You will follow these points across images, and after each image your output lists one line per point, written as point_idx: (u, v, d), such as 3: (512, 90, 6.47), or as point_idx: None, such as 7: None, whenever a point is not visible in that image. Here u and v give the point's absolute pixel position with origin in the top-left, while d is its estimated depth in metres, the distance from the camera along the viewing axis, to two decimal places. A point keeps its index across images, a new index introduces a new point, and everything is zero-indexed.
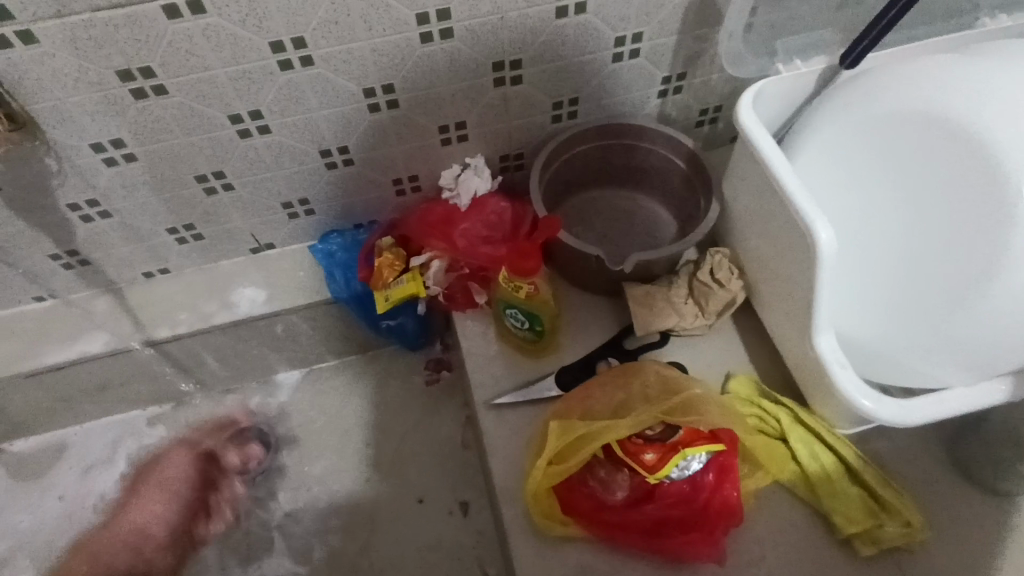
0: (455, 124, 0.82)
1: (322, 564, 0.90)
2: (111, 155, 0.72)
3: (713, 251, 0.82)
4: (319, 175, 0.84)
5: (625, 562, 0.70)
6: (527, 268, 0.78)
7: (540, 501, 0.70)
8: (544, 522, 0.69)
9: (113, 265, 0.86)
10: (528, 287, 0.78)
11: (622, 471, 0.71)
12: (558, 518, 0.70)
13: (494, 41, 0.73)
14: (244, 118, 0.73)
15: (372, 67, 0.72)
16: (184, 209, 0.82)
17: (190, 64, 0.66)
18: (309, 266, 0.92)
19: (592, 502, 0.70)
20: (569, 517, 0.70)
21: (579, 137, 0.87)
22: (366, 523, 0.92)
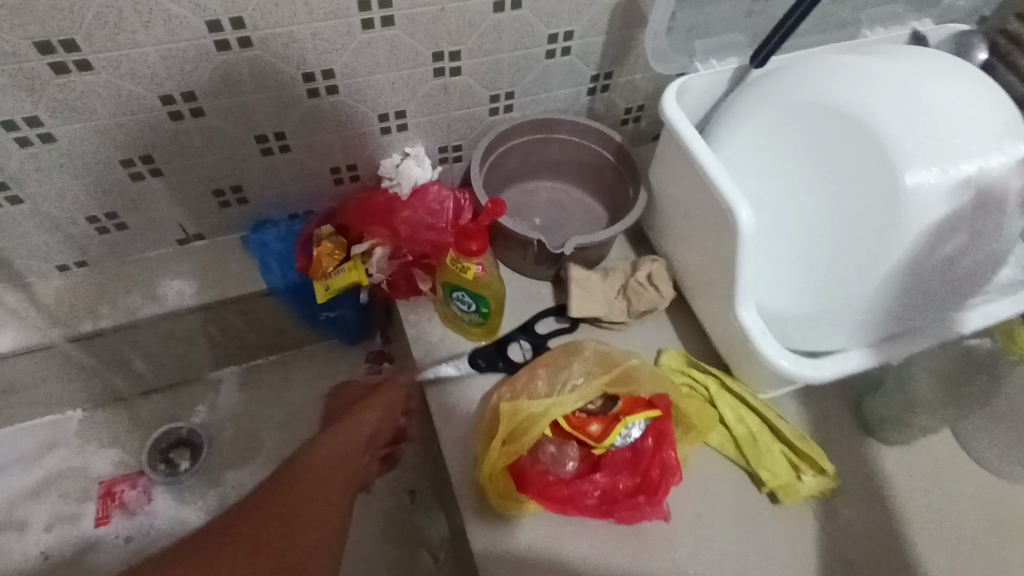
0: (395, 113, 0.83)
1: None
2: (24, 135, 0.68)
3: (650, 256, 0.88)
4: (255, 162, 0.82)
5: (578, 529, 0.73)
6: (473, 250, 0.74)
7: (496, 482, 0.71)
8: (500, 502, 0.70)
9: (22, 256, 0.80)
10: (475, 269, 0.76)
11: (571, 444, 0.74)
12: (515, 497, 0.71)
13: (434, 32, 0.75)
14: (176, 100, 0.71)
15: (312, 52, 0.72)
16: (106, 197, 0.78)
17: (117, 40, 0.63)
18: (242, 257, 0.89)
19: (545, 476, 0.71)
20: (525, 494, 0.71)
21: (515, 129, 0.91)
22: None
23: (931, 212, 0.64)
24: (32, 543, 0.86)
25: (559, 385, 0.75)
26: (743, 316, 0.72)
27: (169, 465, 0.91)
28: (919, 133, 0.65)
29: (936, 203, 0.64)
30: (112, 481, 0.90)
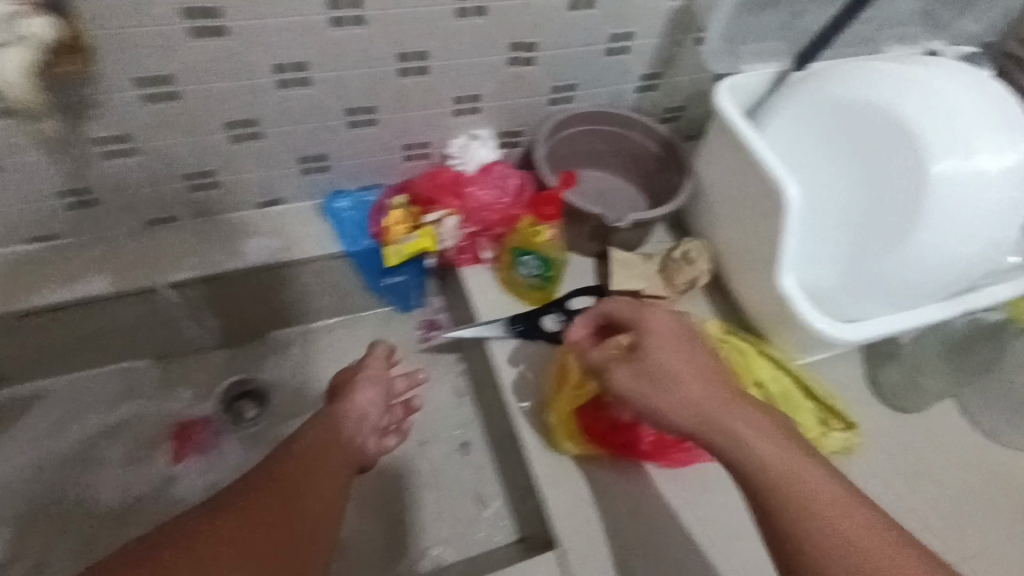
0: (470, 96, 0.92)
1: None
2: (152, 93, 0.76)
3: (685, 240, 0.96)
4: (341, 133, 0.90)
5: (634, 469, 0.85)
6: (548, 215, 0.94)
7: (565, 423, 0.83)
8: (568, 440, 0.83)
9: (126, 207, 0.89)
10: (548, 233, 0.94)
11: None
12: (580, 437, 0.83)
13: (515, 24, 0.84)
14: (286, 69, 0.78)
15: (410, 34, 0.80)
16: (207, 156, 0.86)
17: (249, 11, 0.71)
18: (317, 223, 0.98)
19: (607, 422, 0.84)
20: (590, 436, 0.83)
21: (570, 119, 1.00)
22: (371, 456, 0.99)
23: (953, 193, 0.74)
24: (112, 475, 0.93)
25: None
26: (781, 284, 0.81)
27: (240, 412, 0.99)
28: (943, 125, 0.75)
29: (956, 185, 0.74)
30: (187, 423, 0.97)
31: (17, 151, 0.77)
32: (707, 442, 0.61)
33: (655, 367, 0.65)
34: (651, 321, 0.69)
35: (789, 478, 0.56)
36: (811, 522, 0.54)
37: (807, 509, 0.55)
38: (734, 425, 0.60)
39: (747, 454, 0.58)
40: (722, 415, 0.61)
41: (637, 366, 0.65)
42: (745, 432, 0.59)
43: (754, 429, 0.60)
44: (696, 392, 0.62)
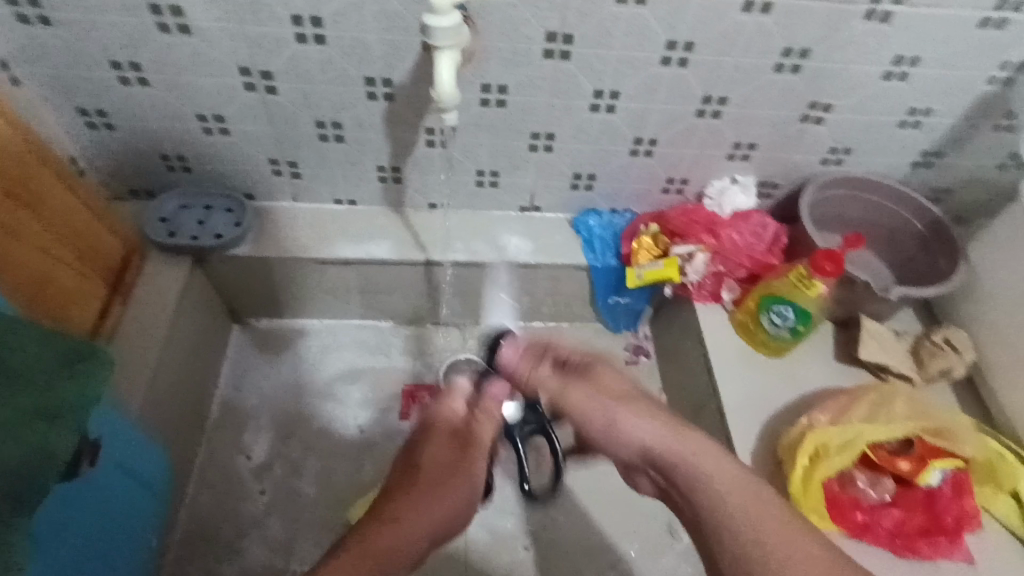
0: (749, 144, 0.96)
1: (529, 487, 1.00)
2: (489, 97, 0.87)
3: (943, 326, 0.94)
4: (621, 158, 0.98)
5: (873, 560, 0.77)
6: (827, 271, 0.84)
7: (806, 494, 0.77)
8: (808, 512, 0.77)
9: (417, 189, 1.01)
10: (819, 288, 0.86)
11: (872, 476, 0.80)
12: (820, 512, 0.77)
13: (821, 85, 0.88)
14: (605, 95, 0.88)
15: (723, 80, 0.86)
16: (502, 157, 0.96)
17: (600, 41, 0.80)
18: (567, 234, 1.06)
19: (847, 501, 0.78)
20: (830, 513, 0.77)
21: (836, 182, 1.01)
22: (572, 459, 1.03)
23: None
24: (348, 414, 1.02)
25: (874, 417, 0.81)
26: None
27: None
28: None
29: None
30: (413, 388, 1.05)
31: (367, 127, 0.90)
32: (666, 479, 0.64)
33: (595, 425, 0.71)
34: (572, 393, 0.73)
35: (737, 505, 0.57)
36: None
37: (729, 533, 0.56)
38: (698, 456, 0.62)
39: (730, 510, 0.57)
40: (684, 453, 0.63)
41: (585, 419, 0.72)
42: (675, 445, 0.64)
43: (709, 458, 0.61)
44: (672, 442, 0.64)
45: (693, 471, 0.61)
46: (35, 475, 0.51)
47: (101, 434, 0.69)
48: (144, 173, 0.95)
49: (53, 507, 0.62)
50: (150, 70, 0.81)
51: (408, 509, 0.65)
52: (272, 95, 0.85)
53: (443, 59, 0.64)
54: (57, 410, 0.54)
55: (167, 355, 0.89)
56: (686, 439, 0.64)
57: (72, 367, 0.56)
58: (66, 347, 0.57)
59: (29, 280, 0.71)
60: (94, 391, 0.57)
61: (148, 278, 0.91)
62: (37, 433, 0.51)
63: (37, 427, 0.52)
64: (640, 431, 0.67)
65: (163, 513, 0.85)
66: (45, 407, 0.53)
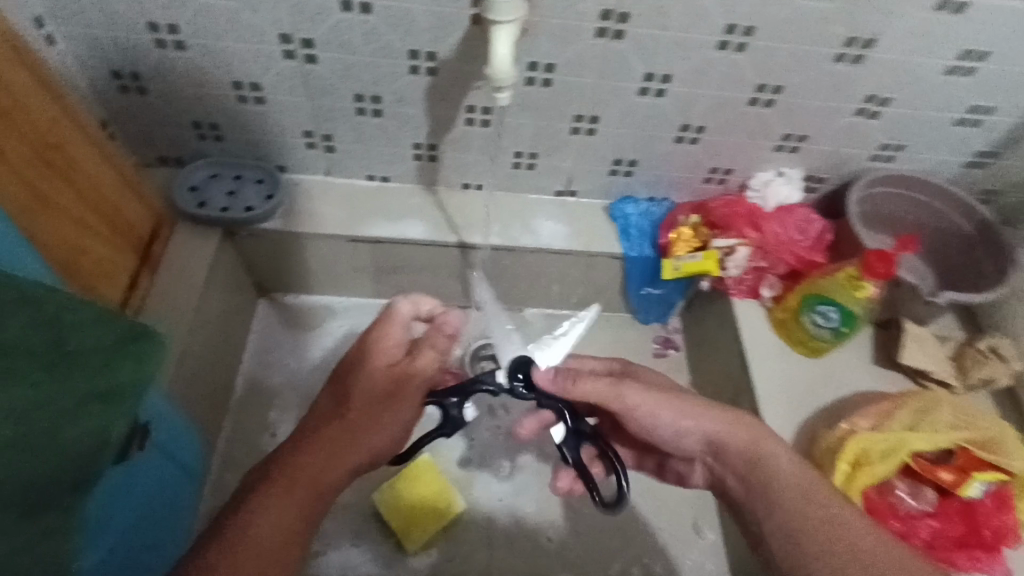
0: (798, 136, 0.93)
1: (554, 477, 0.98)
2: (535, 76, 0.84)
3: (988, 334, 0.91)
4: (664, 145, 0.95)
5: None
6: (880, 272, 0.83)
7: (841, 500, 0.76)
8: None
9: (452, 168, 0.98)
10: (868, 290, 0.85)
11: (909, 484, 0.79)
12: None
13: (881, 77, 0.84)
14: (655, 79, 0.84)
15: (779, 67, 0.83)
16: (542, 139, 0.93)
17: (656, 22, 0.77)
18: (603, 221, 1.03)
19: (882, 509, 0.77)
20: None
21: (885, 179, 0.97)
22: None
23: None
24: None
25: (915, 425, 0.79)
26: None
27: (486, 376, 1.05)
28: None
29: None
30: None
31: (407, 102, 0.87)
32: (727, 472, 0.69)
33: (659, 422, 0.69)
34: (629, 397, 0.68)
35: (800, 496, 0.63)
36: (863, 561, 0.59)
37: (795, 527, 0.62)
38: (763, 445, 0.67)
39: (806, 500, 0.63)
40: (753, 445, 0.67)
41: (652, 425, 0.69)
42: (740, 433, 0.68)
43: (777, 450, 0.67)
44: (726, 432, 0.68)
45: (764, 470, 0.66)
46: (90, 464, 0.47)
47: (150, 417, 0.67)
48: (176, 141, 0.93)
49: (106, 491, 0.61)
50: (188, 34, 0.78)
51: (344, 434, 0.66)
52: (311, 65, 0.82)
53: (501, 35, 0.61)
54: (116, 392, 0.48)
55: (197, 331, 0.87)
56: (748, 429, 0.68)
57: (128, 347, 0.50)
58: (115, 324, 0.50)
59: (64, 249, 0.70)
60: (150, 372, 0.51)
61: (178, 251, 0.90)
62: (92, 420, 0.46)
63: (93, 412, 0.47)
64: (707, 427, 0.68)
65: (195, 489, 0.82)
66: (104, 390, 0.47)
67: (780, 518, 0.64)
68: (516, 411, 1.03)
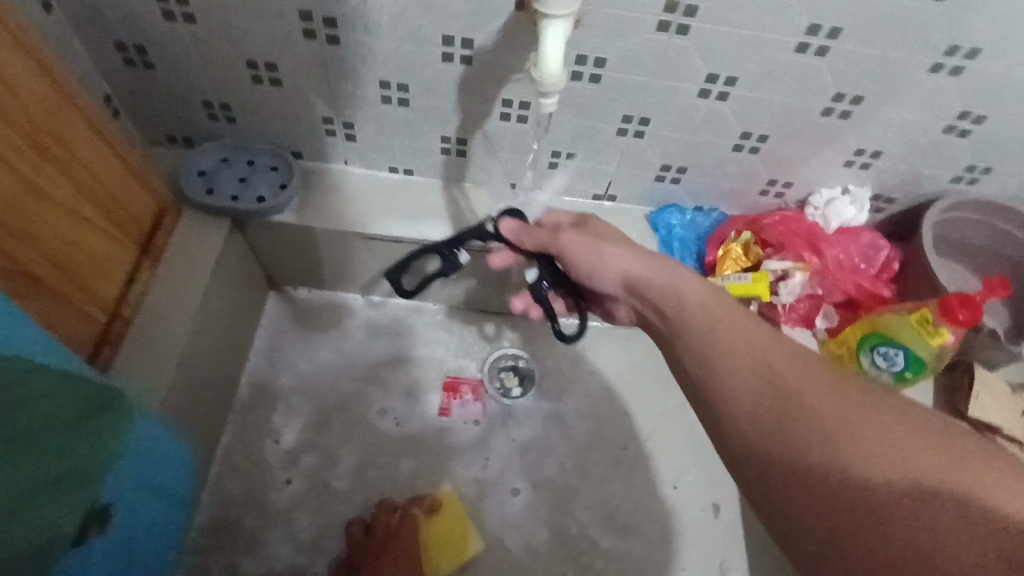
0: (873, 151, 0.83)
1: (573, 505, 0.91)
2: (583, 71, 0.74)
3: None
4: (719, 153, 0.85)
5: None
6: (960, 320, 0.72)
7: None
8: None
9: (482, 164, 0.90)
10: (945, 337, 0.74)
11: None
12: None
13: (981, 91, 0.73)
14: (718, 80, 0.74)
15: (863, 75, 0.73)
16: (583, 139, 0.84)
17: (728, 17, 0.67)
18: (644, 231, 0.94)
19: None
20: None
21: (967, 205, 0.87)
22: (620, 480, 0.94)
23: None
24: (385, 404, 0.95)
25: None
26: None
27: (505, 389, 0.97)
28: None
29: None
30: (454, 381, 0.97)
31: (437, 92, 0.79)
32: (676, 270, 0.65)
33: (583, 260, 0.67)
34: (568, 238, 0.68)
35: (762, 373, 0.56)
36: (841, 456, 0.49)
37: (786, 383, 0.55)
38: (687, 289, 0.63)
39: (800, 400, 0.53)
40: (712, 321, 0.61)
41: (576, 264, 0.68)
42: (662, 278, 0.64)
43: (723, 317, 0.61)
44: (692, 291, 0.63)
45: (703, 309, 0.62)
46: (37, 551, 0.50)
47: (116, 498, 0.61)
48: (185, 120, 0.86)
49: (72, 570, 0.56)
50: (198, 7, 0.70)
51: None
52: (333, 46, 0.73)
53: (553, 30, 0.51)
54: (66, 477, 0.53)
55: (198, 329, 0.81)
56: (672, 275, 0.64)
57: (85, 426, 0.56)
58: (73, 401, 0.55)
59: (53, 242, 0.63)
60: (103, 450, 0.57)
61: (181, 242, 0.83)
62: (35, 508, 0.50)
63: (46, 497, 0.51)
64: (631, 267, 0.66)
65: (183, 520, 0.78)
66: (56, 473, 0.52)
67: (756, 423, 0.54)
68: (535, 430, 0.96)
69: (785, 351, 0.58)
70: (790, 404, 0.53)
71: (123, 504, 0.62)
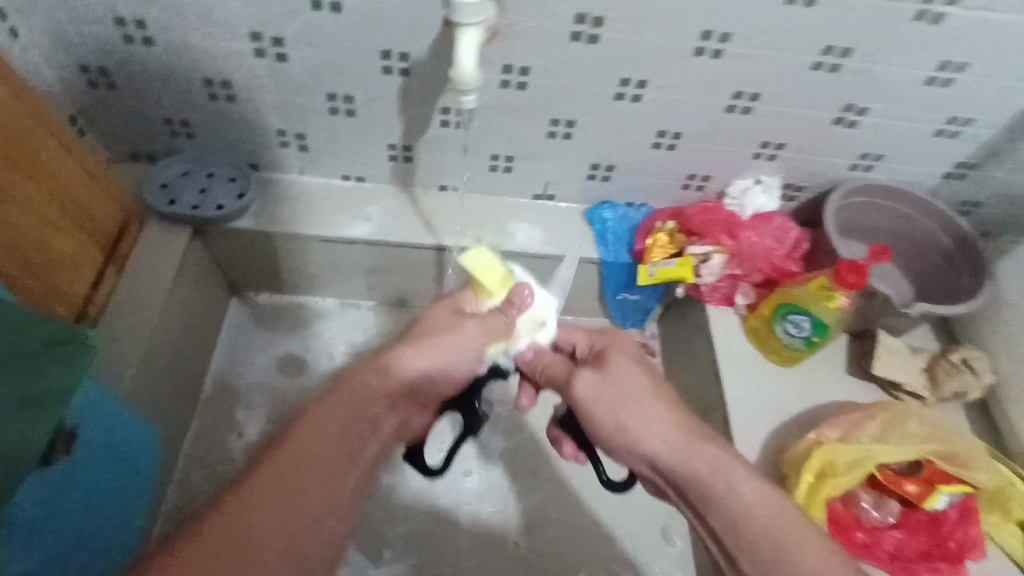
0: (776, 144, 0.92)
1: (525, 483, 0.98)
2: (510, 79, 0.82)
3: (961, 346, 0.91)
4: (642, 151, 0.93)
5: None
6: (850, 284, 0.81)
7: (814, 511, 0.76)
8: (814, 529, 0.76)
9: (428, 169, 0.97)
10: (839, 301, 0.84)
11: (885, 500, 0.79)
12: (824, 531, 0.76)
13: (863, 87, 0.83)
14: (631, 84, 0.83)
15: (758, 75, 0.81)
16: (517, 141, 0.92)
17: (632, 27, 0.75)
18: (581, 227, 1.02)
19: (854, 521, 0.78)
20: (835, 532, 0.77)
21: (866, 189, 0.96)
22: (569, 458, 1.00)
23: None
24: None
25: (885, 437, 0.79)
26: None
27: None
28: None
29: None
30: None
31: (381, 102, 0.86)
32: (695, 441, 0.62)
33: (605, 418, 0.65)
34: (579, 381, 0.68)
35: (756, 524, 0.58)
36: None
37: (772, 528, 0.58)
38: (721, 475, 0.60)
39: (777, 530, 0.58)
40: (711, 468, 0.61)
41: (596, 419, 0.66)
42: (689, 459, 0.61)
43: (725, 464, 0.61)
44: (688, 453, 0.62)
45: (710, 464, 0.61)
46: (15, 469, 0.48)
47: (79, 425, 0.69)
48: (148, 137, 0.92)
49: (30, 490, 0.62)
50: (156, 30, 0.77)
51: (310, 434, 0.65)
52: (282, 63, 0.81)
53: (465, 37, 0.61)
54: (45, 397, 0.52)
55: (162, 329, 0.86)
56: (701, 454, 0.61)
57: (53, 351, 0.53)
58: (26, 345, 0.52)
59: (23, 243, 0.68)
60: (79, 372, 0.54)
61: (145, 248, 0.89)
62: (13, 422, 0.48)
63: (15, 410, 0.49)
64: (655, 443, 0.63)
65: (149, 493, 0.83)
66: (23, 395, 0.50)
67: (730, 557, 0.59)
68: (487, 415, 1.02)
69: (781, 508, 0.59)
70: (769, 542, 0.57)
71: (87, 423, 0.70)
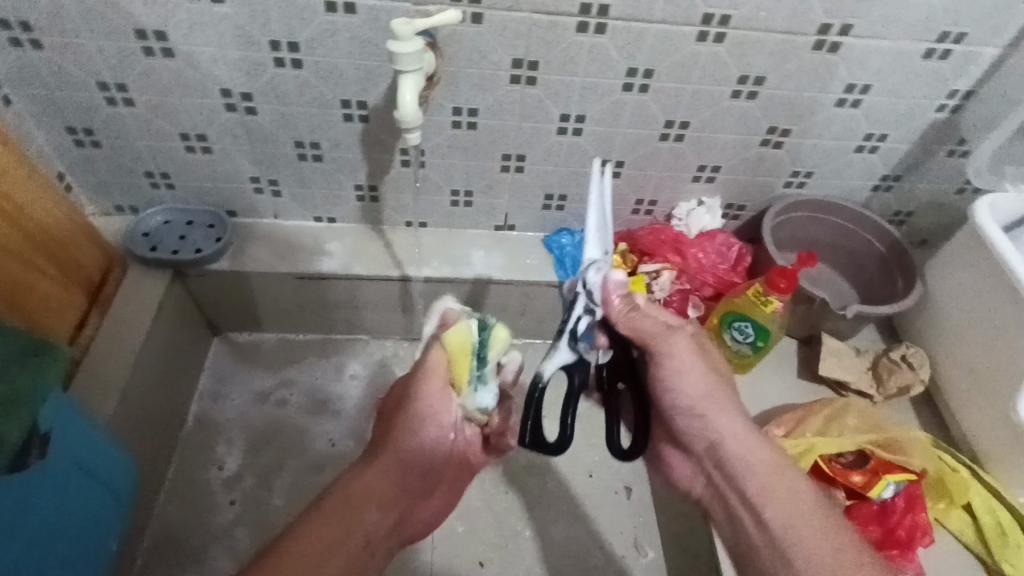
0: (712, 166, 0.99)
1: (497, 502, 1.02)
2: (461, 120, 0.90)
3: (902, 344, 0.97)
4: (590, 179, 1.01)
5: None
6: (781, 288, 0.88)
7: None
8: None
9: (394, 207, 1.04)
10: (776, 305, 0.90)
11: (832, 489, 0.85)
12: None
13: (781, 112, 0.91)
14: (571, 119, 0.91)
15: (684, 105, 0.90)
16: (473, 177, 0.99)
17: (564, 69, 0.84)
18: (540, 253, 1.09)
19: None
20: None
21: (800, 204, 1.04)
22: (540, 475, 1.05)
23: None
24: (323, 428, 1.06)
25: (826, 430, 0.88)
26: (1017, 412, 0.81)
27: None
28: None
29: None
30: (385, 403, 1.09)
31: (343, 147, 0.94)
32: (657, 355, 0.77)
33: (687, 374, 0.76)
34: (676, 345, 0.77)
35: (803, 528, 0.67)
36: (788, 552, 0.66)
37: (787, 520, 0.68)
38: (714, 420, 0.76)
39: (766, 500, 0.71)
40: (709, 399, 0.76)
41: (673, 388, 0.77)
42: (713, 386, 0.77)
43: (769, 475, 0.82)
44: (708, 388, 0.77)
45: (737, 457, 0.74)
46: None
47: (54, 428, 0.71)
48: (130, 190, 0.99)
49: (4, 491, 0.64)
50: (136, 91, 0.85)
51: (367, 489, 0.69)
52: (251, 116, 0.89)
53: (405, 81, 0.71)
54: (10, 400, 0.60)
55: (142, 371, 0.91)
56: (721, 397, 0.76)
57: (29, 360, 0.63)
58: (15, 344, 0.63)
59: (11, 290, 0.74)
60: (44, 383, 0.64)
61: (127, 292, 0.95)
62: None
63: None
64: (683, 384, 0.77)
65: (127, 517, 0.87)
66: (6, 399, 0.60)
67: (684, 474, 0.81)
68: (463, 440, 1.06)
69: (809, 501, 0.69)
70: (784, 522, 0.68)
71: (62, 433, 0.72)
